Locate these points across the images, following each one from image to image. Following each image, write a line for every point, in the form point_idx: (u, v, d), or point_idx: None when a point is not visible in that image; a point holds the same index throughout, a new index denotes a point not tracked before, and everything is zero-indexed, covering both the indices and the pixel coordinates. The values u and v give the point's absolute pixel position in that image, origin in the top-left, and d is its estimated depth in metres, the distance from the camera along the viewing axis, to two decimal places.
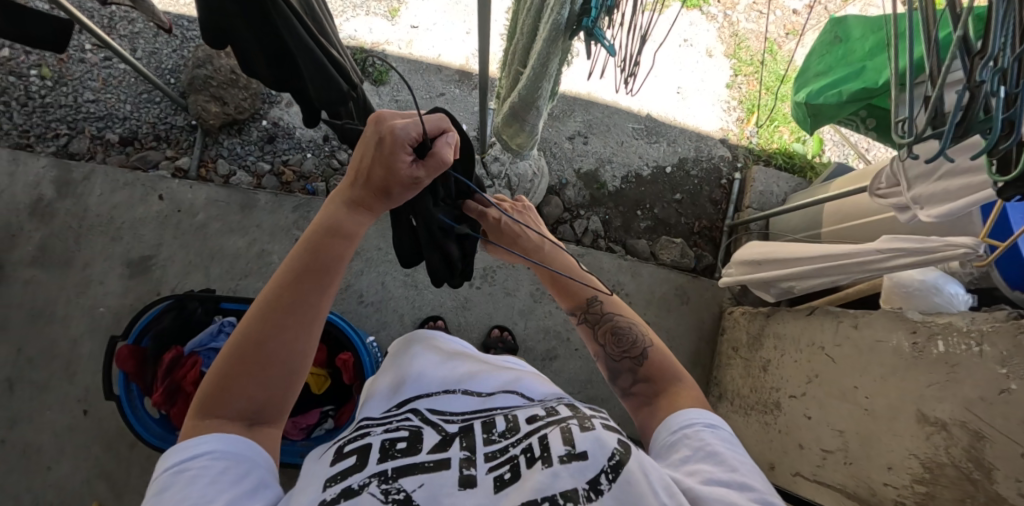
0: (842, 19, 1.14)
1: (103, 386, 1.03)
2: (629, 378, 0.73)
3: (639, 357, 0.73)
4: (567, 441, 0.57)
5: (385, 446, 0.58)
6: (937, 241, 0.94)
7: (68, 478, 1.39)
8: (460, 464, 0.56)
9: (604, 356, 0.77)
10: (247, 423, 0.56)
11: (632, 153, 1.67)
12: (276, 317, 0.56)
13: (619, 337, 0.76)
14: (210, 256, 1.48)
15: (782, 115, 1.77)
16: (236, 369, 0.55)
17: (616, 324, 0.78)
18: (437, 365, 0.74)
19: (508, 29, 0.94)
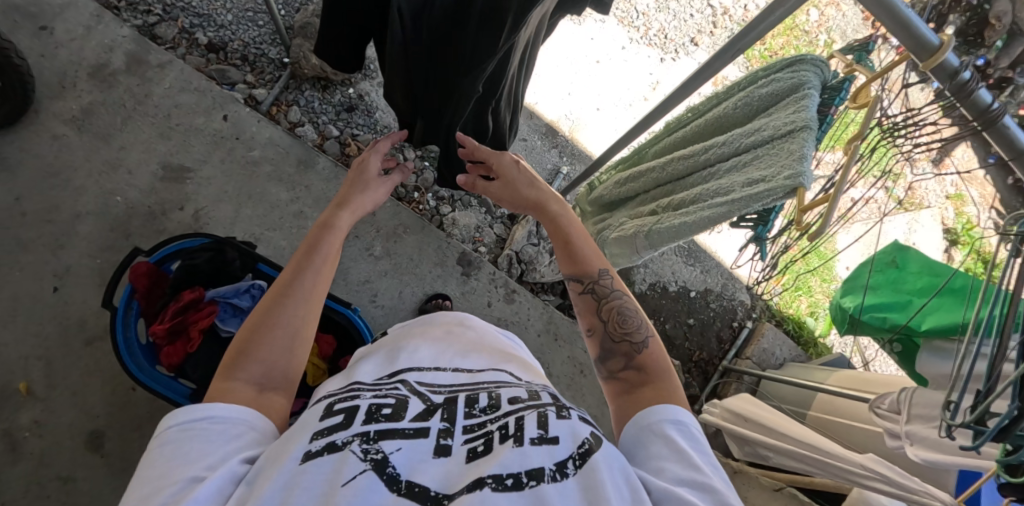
0: (903, 248, 1.29)
1: (106, 292, 1.01)
2: (621, 362, 0.68)
3: (639, 344, 0.68)
4: (541, 424, 0.51)
5: (371, 408, 0.52)
6: (917, 484, 0.99)
7: (9, 347, 1.33)
8: (438, 434, 0.50)
9: (601, 332, 0.72)
10: (258, 388, 0.55)
11: (667, 266, 1.72)
12: (275, 296, 0.61)
13: (622, 319, 0.72)
14: (248, 195, 1.44)
15: (806, 287, 1.88)
16: (247, 335, 0.59)
17: (622, 305, 0.73)
18: (433, 338, 0.67)
19: (652, 147, 0.94)
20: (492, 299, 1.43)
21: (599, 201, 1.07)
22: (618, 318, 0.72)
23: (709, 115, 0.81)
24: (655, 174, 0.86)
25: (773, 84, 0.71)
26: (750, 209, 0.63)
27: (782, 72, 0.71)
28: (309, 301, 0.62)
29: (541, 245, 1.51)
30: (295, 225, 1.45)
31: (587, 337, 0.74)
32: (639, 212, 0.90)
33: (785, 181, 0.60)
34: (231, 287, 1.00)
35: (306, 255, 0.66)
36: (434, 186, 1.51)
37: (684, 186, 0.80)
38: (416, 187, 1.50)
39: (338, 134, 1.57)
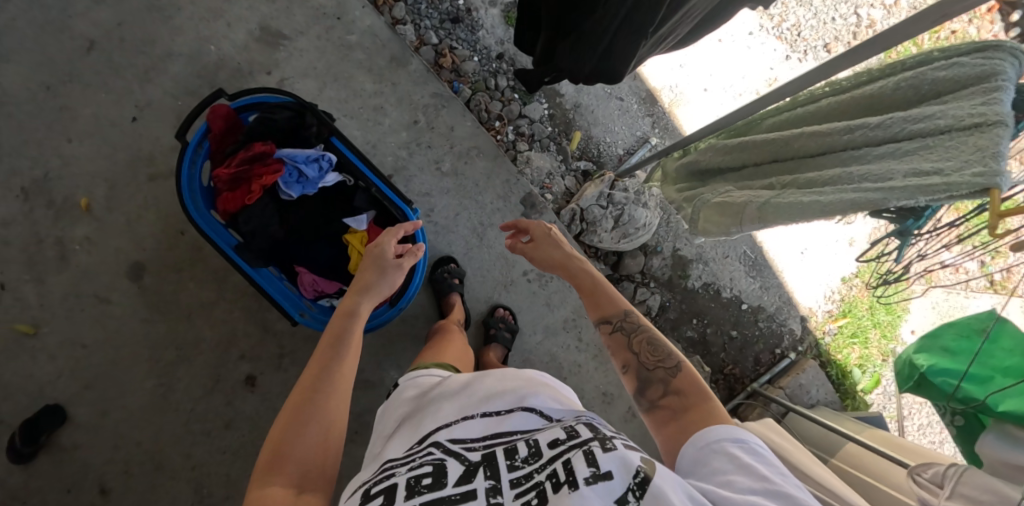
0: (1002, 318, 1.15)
1: (183, 126, 1.02)
2: (659, 389, 0.79)
3: (673, 367, 0.81)
4: (590, 463, 0.57)
5: (412, 481, 0.57)
6: None
7: (84, 161, 1.39)
8: (486, 493, 0.56)
9: (635, 363, 0.84)
10: (296, 489, 0.60)
11: (727, 270, 1.60)
12: (301, 397, 0.68)
13: (651, 348, 0.85)
14: (335, 77, 1.38)
15: (865, 338, 1.69)
16: (277, 437, 0.64)
17: (650, 336, 0.86)
18: (457, 391, 0.75)
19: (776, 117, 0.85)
20: None
21: (694, 165, 0.98)
22: (647, 347, 0.85)
23: (858, 93, 0.71)
24: (777, 147, 0.78)
25: (954, 69, 0.61)
26: (913, 203, 0.55)
27: (969, 56, 0.61)
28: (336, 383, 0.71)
29: (608, 211, 1.43)
30: (373, 119, 1.35)
31: (624, 373, 0.85)
32: (751, 183, 0.82)
33: (970, 178, 0.51)
34: (302, 152, 0.96)
35: (334, 344, 0.76)
36: (517, 120, 1.48)
37: (815, 169, 0.71)
38: (499, 116, 1.47)
39: (436, 43, 1.48)
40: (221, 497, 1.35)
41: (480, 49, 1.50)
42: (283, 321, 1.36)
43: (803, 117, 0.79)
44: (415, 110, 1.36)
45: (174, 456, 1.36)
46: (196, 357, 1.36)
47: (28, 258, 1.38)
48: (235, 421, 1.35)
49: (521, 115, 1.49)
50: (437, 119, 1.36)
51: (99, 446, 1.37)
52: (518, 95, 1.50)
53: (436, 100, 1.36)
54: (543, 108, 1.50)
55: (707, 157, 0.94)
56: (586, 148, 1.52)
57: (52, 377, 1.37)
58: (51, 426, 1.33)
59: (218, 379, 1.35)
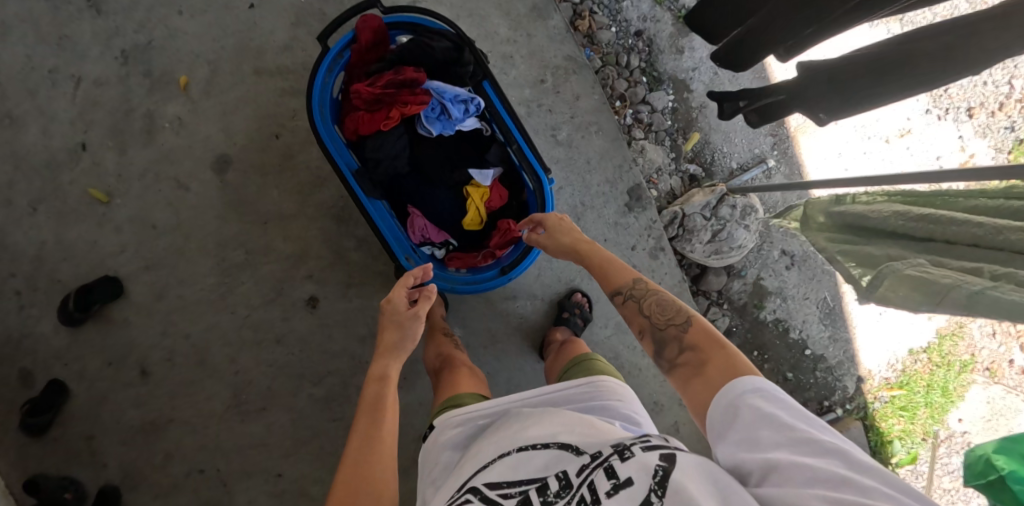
0: None
1: (325, 29, 0.95)
2: (676, 348, 0.72)
3: (684, 324, 0.73)
4: (610, 477, 0.54)
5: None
6: None
7: (191, 37, 1.32)
8: None
9: (648, 329, 0.76)
10: None
11: (803, 312, 1.54)
12: (347, 479, 0.65)
13: (659, 305, 0.77)
14: (471, 14, 1.30)
15: (914, 412, 1.62)
16: None
17: (659, 297, 0.78)
18: (481, 441, 0.69)
19: (976, 197, 0.77)
20: (637, 244, 1.34)
21: (857, 220, 0.92)
22: (654, 307, 0.77)
23: None
24: (976, 230, 0.70)
25: None
26: None
27: None
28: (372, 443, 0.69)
29: (708, 223, 1.38)
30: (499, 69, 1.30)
31: (643, 341, 0.77)
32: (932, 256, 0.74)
33: None
34: (452, 88, 0.91)
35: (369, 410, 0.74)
36: (638, 105, 1.42)
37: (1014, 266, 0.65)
38: (622, 96, 1.41)
39: (578, 3, 1.40)
40: (257, 406, 1.34)
41: (620, 21, 1.42)
42: (358, 252, 1.31)
43: (1009, 207, 0.72)
44: (544, 69, 1.30)
45: (219, 357, 1.34)
46: (262, 266, 1.32)
47: (115, 123, 1.33)
48: (286, 338, 1.32)
49: (644, 101, 1.43)
50: (563, 83, 1.31)
51: (147, 328, 1.35)
52: (646, 79, 1.43)
53: (568, 64, 1.31)
54: (668, 100, 1.44)
55: (876, 212, 0.87)
56: (699, 152, 1.45)
57: (116, 249, 1.34)
58: (106, 297, 1.31)
59: (280, 293, 1.32)
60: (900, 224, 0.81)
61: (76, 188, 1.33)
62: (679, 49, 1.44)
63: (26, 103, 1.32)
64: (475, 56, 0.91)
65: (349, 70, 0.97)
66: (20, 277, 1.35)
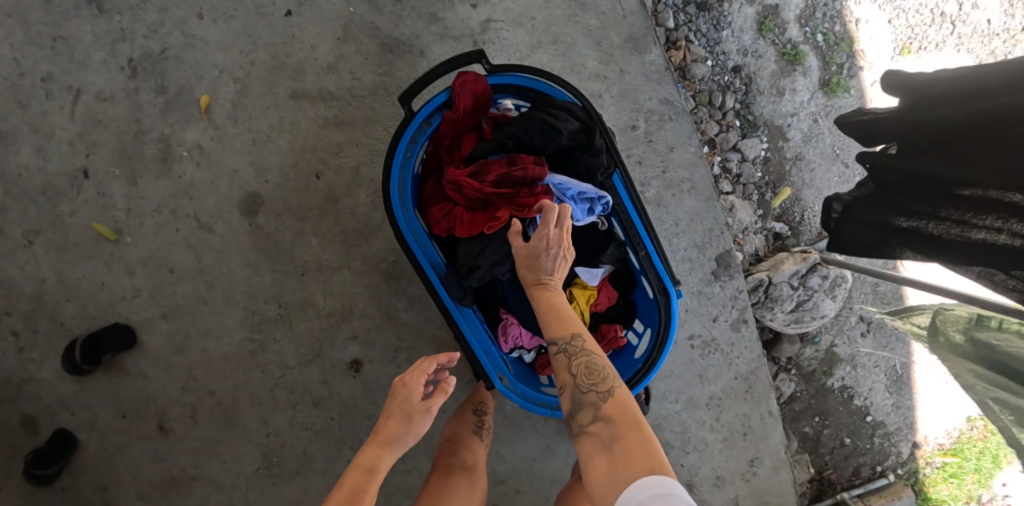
0: None
1: (411, 85, 0.76)
2: (589, 413, 0.63)
3: (605, 393, 0.64)
4: None
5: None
6: None
7: (214, 47, 1.10)
8: None
9: (570, 386, 0.67)
10: None
11: (869, 379, 1.46)
12: None
13: (589, 368, 0.66)
14: (554, 43, 1.10)
15: (963, 478, 1.59)
16: None
17: (590, 358, 0.67)
18: None
19: None
20: (718, 315, 1.21)
21: (1005, 360, 0.77)
22: (584, 367, 0.66)
23: None
24: None
25: None
26: None
27: None
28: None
29: (796, 293, 1.25)
30: None
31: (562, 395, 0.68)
32: None
33: None
34: (576, 183, 0.76)
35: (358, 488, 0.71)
36: (729, 153, 1.25)
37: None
38: (713, 143, 1.24)
39: (673, 29, 1.20)
40: (290, 469, 1.22)
41: (717, 54, 1.23)
42: (410, 313, 1.16)
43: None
44: (636, 113, 1.12)
45: (248, 416, 1.20)
46: (298, 322, 1.16)
47: (123, 147, 1.12)
48: (325, 401, 1.19)
49: (734, 148, 1.26)
50: (655, 131, 1.13)
51: (165, 381, 1.20)
52: (740, 123, 1.26)
53: (664, 108, 1.13)
54: (761, 147, 1.27)
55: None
56: (789, 208, 1.30)
57: (127, 292, 1.17)
58: (117, 347, 1.15)
59: (319, 353, 1.17)
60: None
61: (78, 220, 1.14)
62: (780, 89, 1.26)
63: (15, 116, 1.10)
64: (607, 140, 0.75)
65: (437, 142, 0.80)
66: (17, 316, 1.18)
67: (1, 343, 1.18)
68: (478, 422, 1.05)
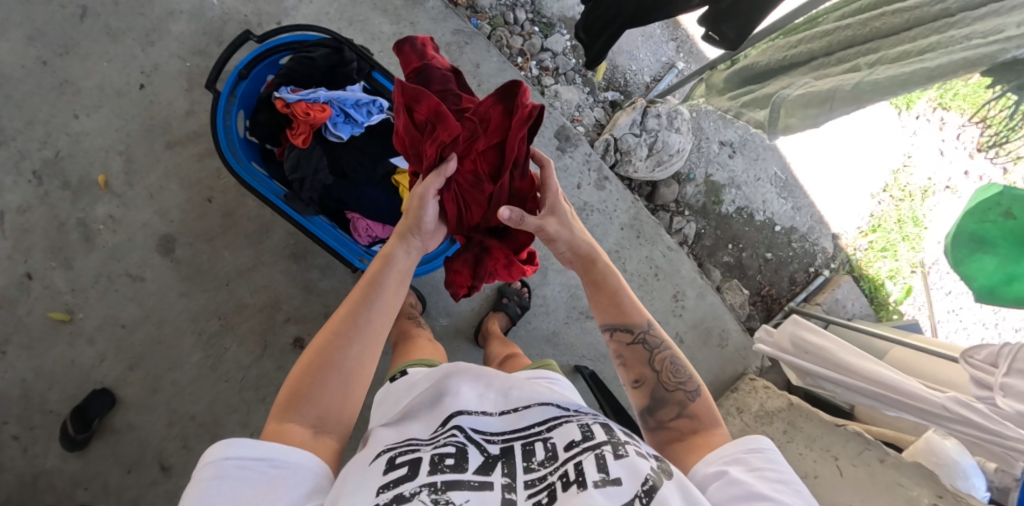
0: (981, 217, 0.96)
1: (210, 73, 0.96)
2: (674, 411, 0.73)
3: (693, 393, 0.73)
4: (599, 468, 0.55)
5: (435, 459, 0.57)
6: (1011, 431, 0.97)
7: (95, 135, 1.33)
8: (503, 488, 0.56)
9: (650, 383, 0.76)
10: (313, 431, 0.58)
11: (759, 193, 1.59)
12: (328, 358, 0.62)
13: (671, 367, 0.76)
14: (348, 20, 1.33)
15: (896, 250, 1.69)
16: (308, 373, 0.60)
17: (671, 355, 0.77)
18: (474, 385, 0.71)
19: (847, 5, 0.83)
20: (581, 182, 1.37)
21: (755, 68, 0.98)
22: (669, 367, 0.76)
23: None
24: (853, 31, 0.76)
25: None
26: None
27: None
28: (357, 361, 0.63)
29: (641, 138, 1.41)
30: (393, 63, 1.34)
31: (634, 388, 0.77)
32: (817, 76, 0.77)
33: None
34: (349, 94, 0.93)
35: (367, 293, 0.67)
36: (540, 54, 1.44)
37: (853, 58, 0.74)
38: (521, 51, 1.43)
39: None
40: None
41: None
42: (325, 280, 1.33)
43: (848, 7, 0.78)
44: (436, 49, 1.33)
45: (231, 426, 1.34)
46: (239, 325, 1.33)
47: (52, 242, 1.33)
48: None
49: (544, 49, 1.45)
50: (460, 55, 1.33)
51: (154, 425, 1.35)
52: (538, 28, 1.45)
53: (458, 37, 1.34)
54: (565, 39, 1.46)
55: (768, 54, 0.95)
56: (612, 78, 1.49)
57: (94, 360, 1.34)
58: (102, 408, 1.30)
59: (266, 344, 1.33)
60: (786, 54, 0.89)
61: (37, 316, 1.33)
62: None
63: None
64: (356, 52, 0.95)
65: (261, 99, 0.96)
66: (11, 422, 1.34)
67: (8, 450, 1.32)
68: (414, 320, 1.13)
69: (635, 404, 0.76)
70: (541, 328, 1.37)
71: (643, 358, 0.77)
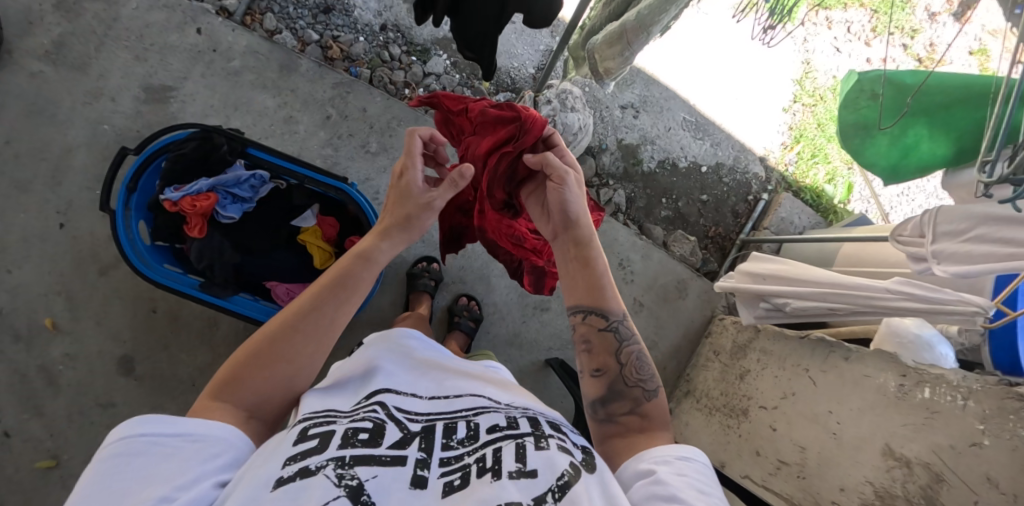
0: (853, 107, 1.04)
1: (98, 197, 0.98)
2: (625, 406, 0.66)
3: (650, 394, 0.67)
4: (518, 458, 0.53)
5: (347, 434, 0.55)
6: (949, 296, 0.96)
7: (27, 284, 1.34)
8: (415, 464, 0.53)
9: (613, 375, 0.68)
10: (247, 414, 0.58)
11: (675, 142, 1.62)
12: (277, 346, 0.61)
13: (638, 364, 0.69)
14: (235, 106, 1.39)
15: (825, 154, 1.72)
16: (255, 360, 0.60)
17: (637, 353, 0.69)
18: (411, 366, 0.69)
19: None
20: None
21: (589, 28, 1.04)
22: (635, 363, 0.69)
23: None
24: None
25: None
26: None
27: None
28: (303, 355, 0.62)
29: None
30: (288, 132, 1.40)
31: (591, 377, 0.69)
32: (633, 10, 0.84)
33: None
34: (232, 177, 1.01)
35: (334, 291, 0.66)
36: (424, 80, 1.51)
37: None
38: (406, 83, 1.50)
39: (319, 38, 1.48)
40: None
41: (363, 29, 1.50)
42: None
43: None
44: (322, 106, 1.41)
45: None
46: None
47: (19, 395, 1.33)
48: None
49: (427, 74, 1.53)
50: (347, 106, 1.41)
51: None
52: (415, 57, 1.53)
53: (339, 89, 1.42)
54: (444, 59, 1.54)
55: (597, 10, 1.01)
56: (499, 81, 1.54)
57: None
58: None
59: None
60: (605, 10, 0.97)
61: (24, 470, 1.32)
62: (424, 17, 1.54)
63: None
64: (226, 136, 0.99)
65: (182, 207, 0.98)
66: None
67: None
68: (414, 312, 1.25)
69: (587, 389, 0.68)
70: (501, 333, 1.40)
71: (609, 347, 0.69)
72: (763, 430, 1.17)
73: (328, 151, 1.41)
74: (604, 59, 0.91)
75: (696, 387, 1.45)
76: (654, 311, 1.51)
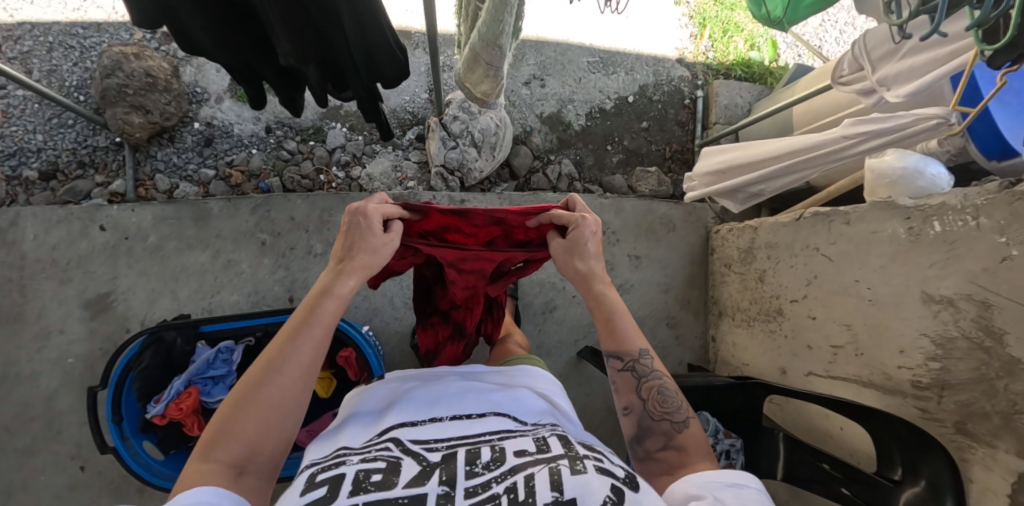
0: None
1: (95, 442, 0.96)
2: (659, 440, 0.66)
3: (681, 424, 0.67)
4: (553, 486, 0.51)
5: (360, 477, 0.53)
6: (906, 117, 0.93)
7: None
8: (438, 501, 0.51)
9: (640, 412, 0.69)
10: (235, 470, 0.57)
11: (592, 88, 1.57)
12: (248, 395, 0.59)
13: (662, 397, 0.68)
14: (175, 277, 1.36)
15: (735, 23, 1.66)
16: (233, 414, 0.59)
17: (661, 382, 0.69)
18: (424, 397, 0.68)
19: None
20: None
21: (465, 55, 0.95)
22: (658, 397, 0.68)
23: None
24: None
25: None
26: None
27: None
28: (277, 403, 0.59)
29: (462, 144, 1.38)
30: (235, 276, 1.37)
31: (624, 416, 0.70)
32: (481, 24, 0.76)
33: None
34: (200, 363, 0.99)
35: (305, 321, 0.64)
36: (333, 157, 1.46)
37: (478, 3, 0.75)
38: (318, 170, 1.46)
39: (215, 172, 1.43)
40: None
41: (250, 141, 1.46)
42: None
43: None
44: (253, 235, 1.36)
45: None
46: None
47: None
48: None
49: (332, 150, 1.48)
50: (275, 223, 1.36)
51: None
52: (312, 141, 1.48)
53: (259, 210, 1.36)
54: (340, 128, 1.48)
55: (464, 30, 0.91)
56: (400, 121, 1.49)
57: None
58: None
59: None
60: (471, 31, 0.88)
61: None
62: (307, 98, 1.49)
63: None
64: (173, 329, 0.98)
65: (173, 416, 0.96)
66: None
67: None
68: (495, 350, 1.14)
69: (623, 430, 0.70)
70: None
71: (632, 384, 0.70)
72: (805, 321, 1.14)
73: (281, 272, 1.37)
74: (476, 84, 0.87)
75: (725, 305, 1.43)
76: (653, 255, 1.48)
